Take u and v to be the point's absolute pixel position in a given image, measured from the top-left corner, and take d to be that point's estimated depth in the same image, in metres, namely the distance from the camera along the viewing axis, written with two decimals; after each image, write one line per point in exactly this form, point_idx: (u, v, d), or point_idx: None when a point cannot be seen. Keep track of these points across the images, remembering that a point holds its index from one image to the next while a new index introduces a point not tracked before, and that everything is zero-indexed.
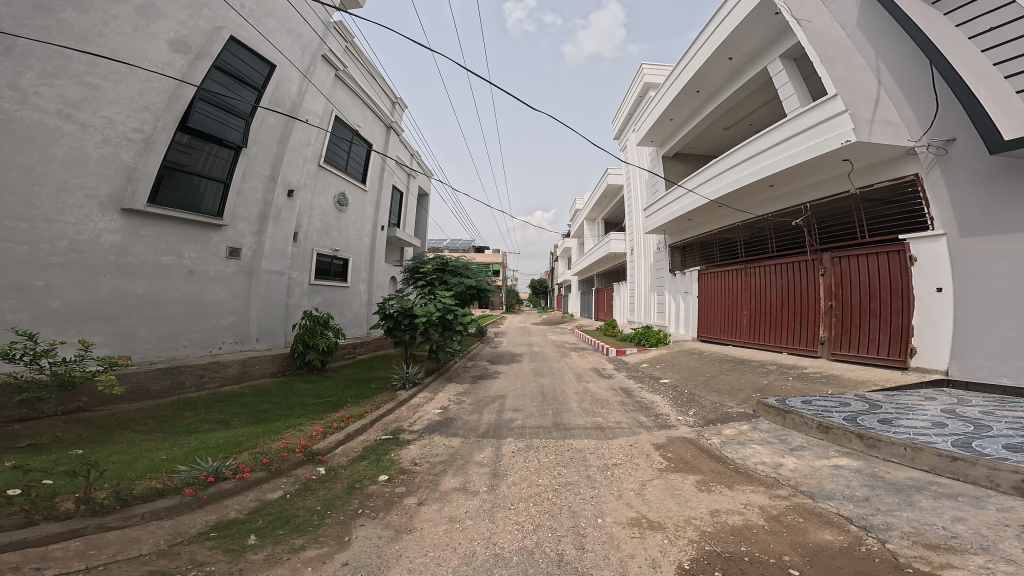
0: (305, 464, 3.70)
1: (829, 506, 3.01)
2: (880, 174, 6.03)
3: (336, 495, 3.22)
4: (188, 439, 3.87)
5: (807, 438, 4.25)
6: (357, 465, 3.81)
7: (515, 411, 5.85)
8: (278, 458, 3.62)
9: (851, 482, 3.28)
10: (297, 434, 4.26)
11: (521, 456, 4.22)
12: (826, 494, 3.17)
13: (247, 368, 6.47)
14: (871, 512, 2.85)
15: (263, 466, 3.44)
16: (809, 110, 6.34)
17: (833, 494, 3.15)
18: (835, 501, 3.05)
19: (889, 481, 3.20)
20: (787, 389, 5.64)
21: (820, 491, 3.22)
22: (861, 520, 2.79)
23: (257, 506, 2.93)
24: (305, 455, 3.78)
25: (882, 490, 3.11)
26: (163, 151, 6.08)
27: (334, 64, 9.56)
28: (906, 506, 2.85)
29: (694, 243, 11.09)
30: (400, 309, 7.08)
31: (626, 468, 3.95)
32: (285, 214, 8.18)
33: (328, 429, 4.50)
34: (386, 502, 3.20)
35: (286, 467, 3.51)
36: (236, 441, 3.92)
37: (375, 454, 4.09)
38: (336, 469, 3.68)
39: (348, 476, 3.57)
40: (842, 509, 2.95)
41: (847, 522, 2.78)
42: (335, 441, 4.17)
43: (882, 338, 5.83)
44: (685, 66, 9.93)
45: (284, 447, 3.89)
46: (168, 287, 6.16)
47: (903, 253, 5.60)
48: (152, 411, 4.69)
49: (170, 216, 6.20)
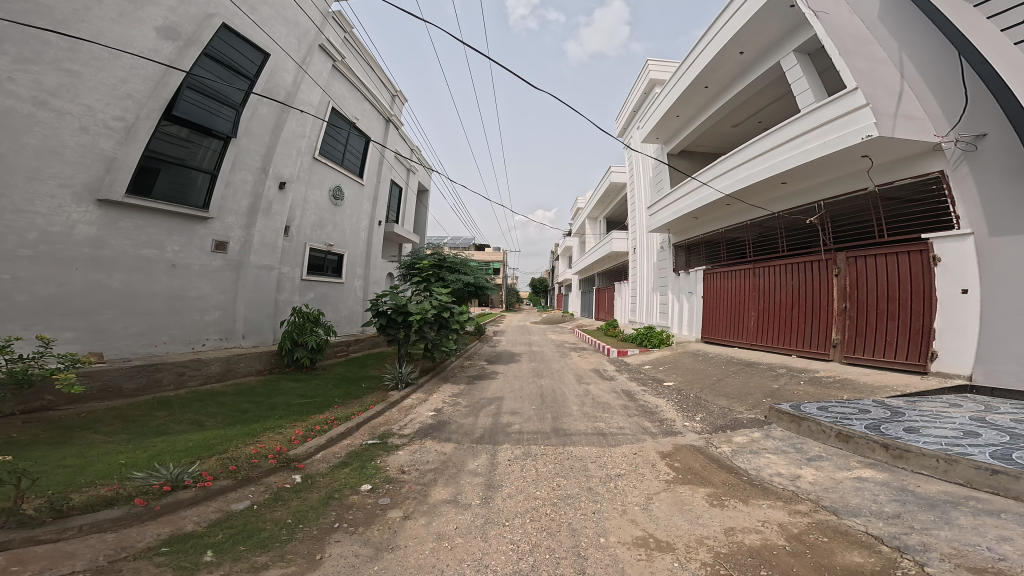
0: (279, 472, 3.40)
1: (855, 523, 2.75)
2: (901, 171, 5.71)
3: (311, 507, 2.94)
4: (156, 442, 3.59)
5: (825, 447, 3.96)
6: (337, 473, 3.51)
7: (513, 414, 5.56)
8: (246, 465, 3.32)
9: (876, 496, 3.01)
10: (275, 438, 3.97)
11: (518, 465, 3.92)
12: (851, 510, 2.90)
13: (231, 366, 6.17)
14: (905, 531, 2.58)
15: (228, 474, 3.15)
16: (825, 104, 6.05)
17: (858, 510, 2.88)
18: (862, 518, 2.78)
19: (921, 496, 2.92)
20: (799, 394, 5.35)
21: (844, 506, 2.95)
22: (894, 539, 2.52)
23: (218, 518, 2.65)
24: (279, 461, 3.48)
25: (913, 505, 2.83)
26: (146, 140, 5.79)
27: (332, 54, 9.25)
28: (943, 524, 2.58)
29: (700, 242, 10.79)
30: (394, 305, 6.79)
31: (630, 479, 3.66)
32: (276, 207, 7.86)
33: (309, 432, 4.22)
34: (368, 514, 2.92)
35: (255, 475, 3.22)
36: (206, 444, 3.64)
37: (359, 461, 3.80)
38: (313, 477, 3.40)
39: (327, 485, 3.28)
40: (871, 527, 2.69)
41: (879, 543, 2.50)
42: (315, 447, 3.88)
43: (901, 341, 5.53)
44: (693, 61, 9.61)
45: (256, 453, 3.58)
46: (148, 281, 5.87)
47: (926, 253, 5.29)
48: (122, 411, 4.40)
49: (152, 208, 5.91)
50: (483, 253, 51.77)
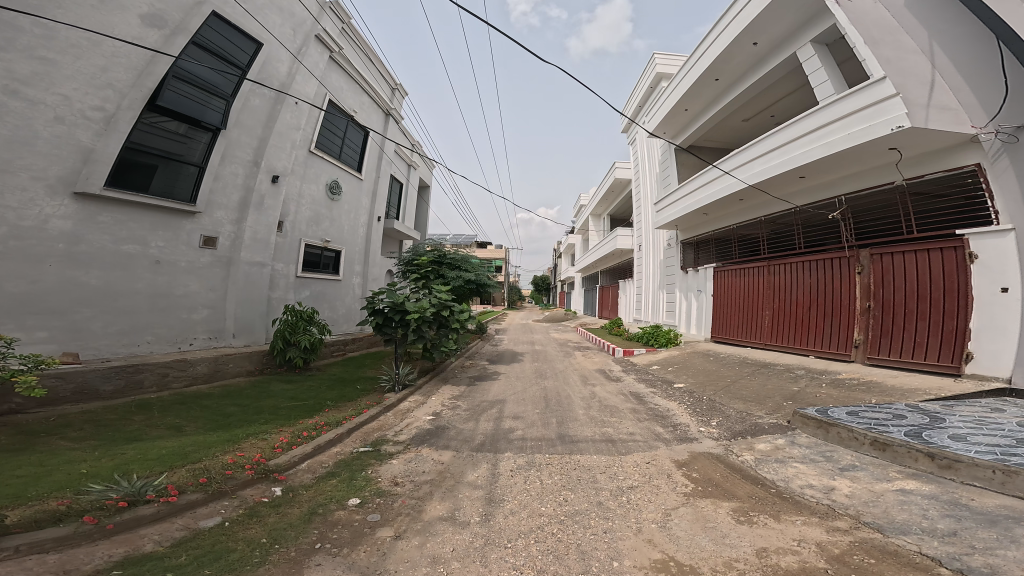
0: (257, 484, 3.11)
1: (905, 542, 2.45)
2: (933, 163, 5.36)
3: (290, 524, 2.64)
4: (126, 449, 3.30)
5: (858, 456, 3.63)
6: (323, 485, 3.22)
7: (514, 418, 5.26)
8: (219, 477, 3.01)
9: (925, 511, 2.71)
10: (257, 445, 3.69)
11: (521, 476, 3.61)
12: (898, 528, 2.61)
13: (219, 367, 5.90)
14: (965, 551, 2.29)
15: (198, 487, 2.85)
16: (849, 94, 5.74)
17: (906, 528, 2.59)
18: (913, 537, 2.48)
19: (978, 511, 2.62)
20: (823, 398, 5.01)
21: (890, 523, 2.66)
22: (954, 562, 2.22)
23: (183, 537, 2.36)
24: (257, 473, 3.18)
25: (970, 522, 2.54)
26: (128, 131, 5.49)
27: (328, 45, 8.93)
28: (1009, 543, 2.28)
29: (709, 240, 10.42)
30: (391, 304, 6.52)
31: (645, 492, 3.34)
32: (268, 201, 7.56)
33: (296, 439, 3.93)
34: (354, 533, 2.62)
35: (230, 488, 2.93)
36: (182, 452, 3.36)
37: (348, 471, 3.50)
38: (295, 490, 3.10)
39: (310, 499, 2.99)
40: (925, 547, 2.38)
41: (935, 566, 2.20)
42: (300, 455, 3.59)
43: (931, 342, 5.18)
44: (703, 52, 9.23)
45: (232, 464, 3.27)
46: (129, 278, 5.60)
47: (960, 250, 4.93)
48: (96, 414, 4.12)
49: (134, 202, 5.63)
50: (485, 250, 51.26)
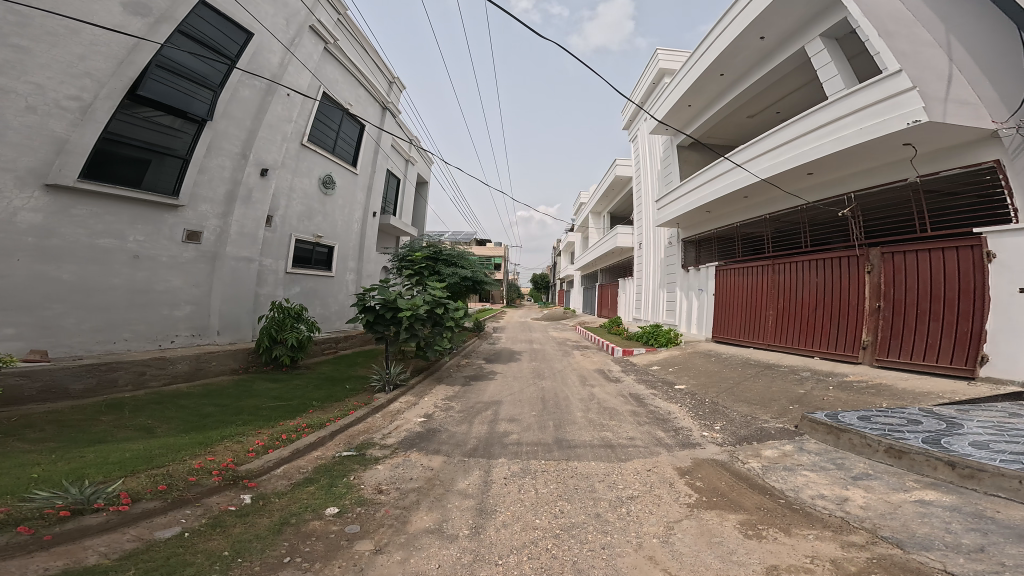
0: (224, 491, 2.90)
1: (928, 559, 2.25)
2: (950, 160, 5.14)
3: (257, 535, 2.43)
4: (86, 452, 3.09)
5: (871, 463, 3.43)
6: (298, 493, 3.01)
7: (510, 421, 5.04)
8: (181, 484, 2.80)
9: (948, 525, 2.50)
10: (231, 449, 3.48)
11: (515, 485, 3.40)
12: (919, 543, 2.40)
13: (201, 365, 5.69)
14: (994, 569, 2.09)
15: (156, 495, 2.64)
16: (862, 88, 5.52)
17: (929, 543, 2.38)
18: (936, 553, 2.28)
19: (1005, 524, 2.42)
20: (831, 401, 4.81)
21: (910, 538, 2.45)
22: None
23: (135, 548, 2.16)
24: (225, 479, 2.98)
25: (998, 536, 2.34)
26: (105, 121, 5.26)
27: (323, 36, 8.64)
28: None
29: (712, 238, 10.21)
30: (383, 300, 6.28)
31: (645, 503, 3.13)
32: (257, 195, 7.29)
33: (274, 442, 3.72)
34: (329, 546, 2.41)
35: (193, 496, 2.73)
36: (147, 455, 3.15)
37: (327, 478, 3.29)
38: (267, 498, 2.89)
39: (282, 508, 2.78)
40: (949, 564, 2.18)
41: None
42: (275, 461, 3.38)
43: (944, 344, 4.99)
44: (708, 46, 8.97)
45: (197, 469, 3.05)
46: (105, 274, 5.37)
47: (978, 249, 4.73)
48: (62, 415, 3.90)
49: (113, 194, 5.40)
50: (484, 247, 50.95)
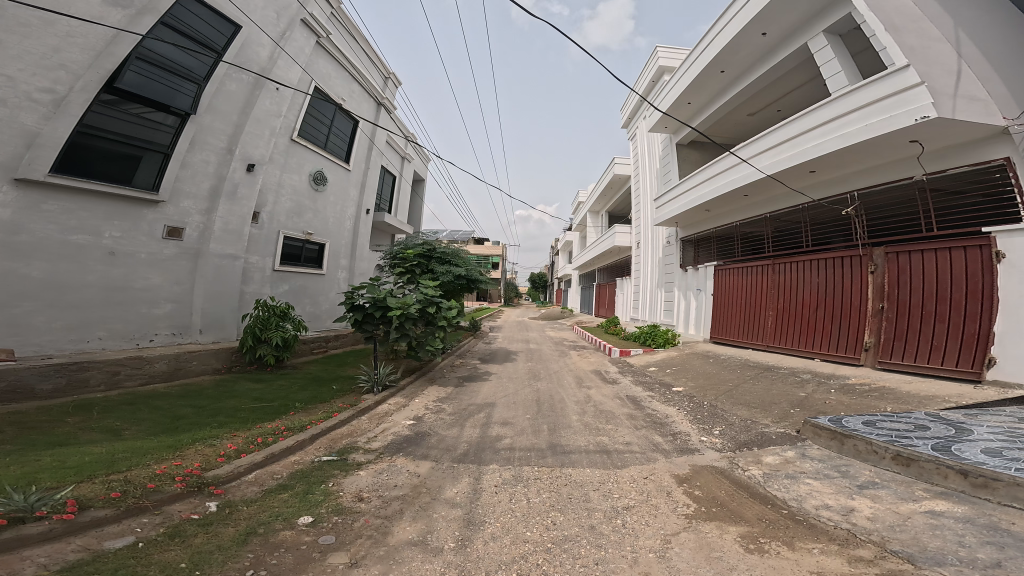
0: (187, 498, 2.73)
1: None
2: (958, 158, 5.02)
3: (219, 546, 2.26)
4: (43, 455, 2.93)
5: (878, 471, 3.29)
6: (269, 500, 2.84)
7: (504, 425, 4.88)
8: (138, 491, 2.63)
9: (961, 538, 2.34)
10: (201, 454, 3.31)
11: (506, 494, 3.23)
12: (932, 558, 2.24)
13: (180, 364, 5.56)
14: None
15: (108, 503, 2.46)
16: (867, 84, 5.39)
17: (942, 558, 2.23)
18: (950, 569, 2.13)
19: (1022, 538, 2.28)
20: (833, 405, 4.66)
21: (922, 553, 2.29)
22: None
23: (77, 560, 2.00)
24: (188, 486, 2.80)
25: (1016, 551, 2.19)
26: (79, 114, 5.10)
27: (316, 30, 8.44)
28: None
29: (711, 237, 10.07)
30: (372, 299, 6.12)
31: (641, 514, 2.98)
32: (243, 191, 7.08)
33: (249, 446, 3.56)
34: (299, 559, 2.24)
35: (151, 503, 2.56)
36: (108, 460, 2.98)
37: (304, 484, 3.12)
38: (234, 506, 2.72)
39: (250, 517, 2.61)
40: None
41: None
42: (246, 466, 3.20)
43: (949, 346, 4.87)
44: (708, 43, 8.83)
45: (159, 475, 2.88)
46: (79, 270, 5.19)
47: (986, 248, 4.61)
48: (25, 417, 3.72)
49: (88, 189, 5.24)
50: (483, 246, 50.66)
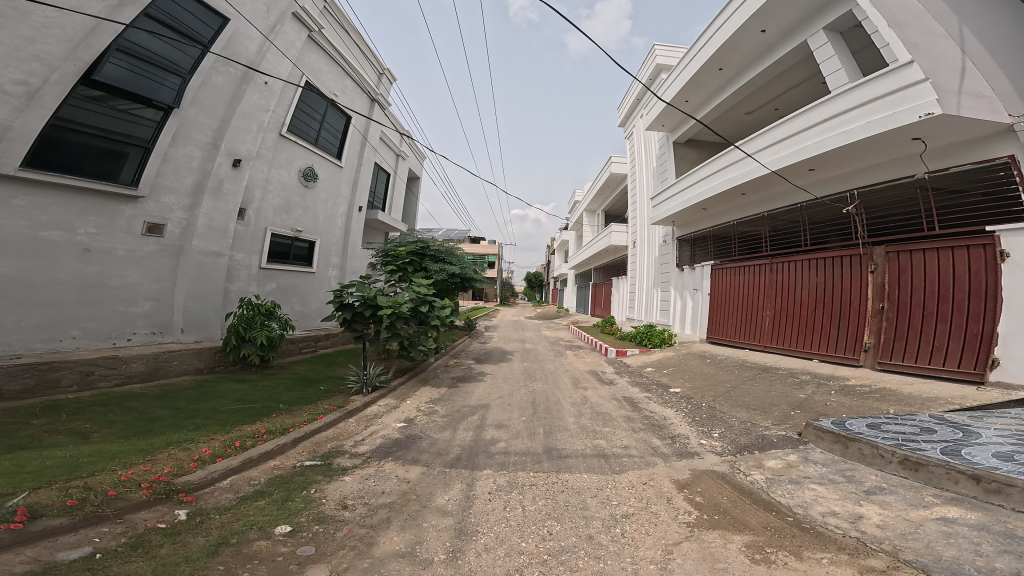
0: (153, 506, 2.56)
1: None
2: (961, 156, 4.95)
3: (187, 558, 2.11)
4: (1, 460, 2.77)
5: (884, 475, 3.19)
6: (243, 508, 2.67)
7: (498, 428, 4.73)
8: (98, 499, 2.46)
9: (977, 546, 2.23)
10: (174, 458, 3.14)
11: (500, 501, 3.08)
12: (947, 568, 2.13)
13: (159, 364, 5.36)
14: None
15: (63, 511, 2.29)
16: (868, 81, 5.33)
17: (957, 569, 2.11)
18: None
19: None
20: (834, 407, 4.58)
21: (936, 562, 2.18)
22: None
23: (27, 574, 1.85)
24: (155, 493, 2.63)
25: None
26: (53, 107, 4.92)
27: (307, 23, 8.21)
28: None
29: (708, 236, 9.97)
30: (362, 298, 5.94)
31: (641, 522, 2.84)
32: (228, 186, 6.83)
33: (228, 449, 3.39)
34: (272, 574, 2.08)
35: (113, 511, 2.39)
36: (72, 465, 2.82)
37: (283, 491, 2.95)
38: (207, 515, 2.55)
39: (222, 526, 2.45)
40: None
41: None
42: (221, 471, 3.03)
43: (952, 346, 4.81)
44: (706, 40, 8.73)
45: (124, 481, 2.70)
46: (51, 267, 4.98)
47: (990, 248, 4.55)
48: None
49: (62, 184, 5.03)
50: (478, 245, 50.45)
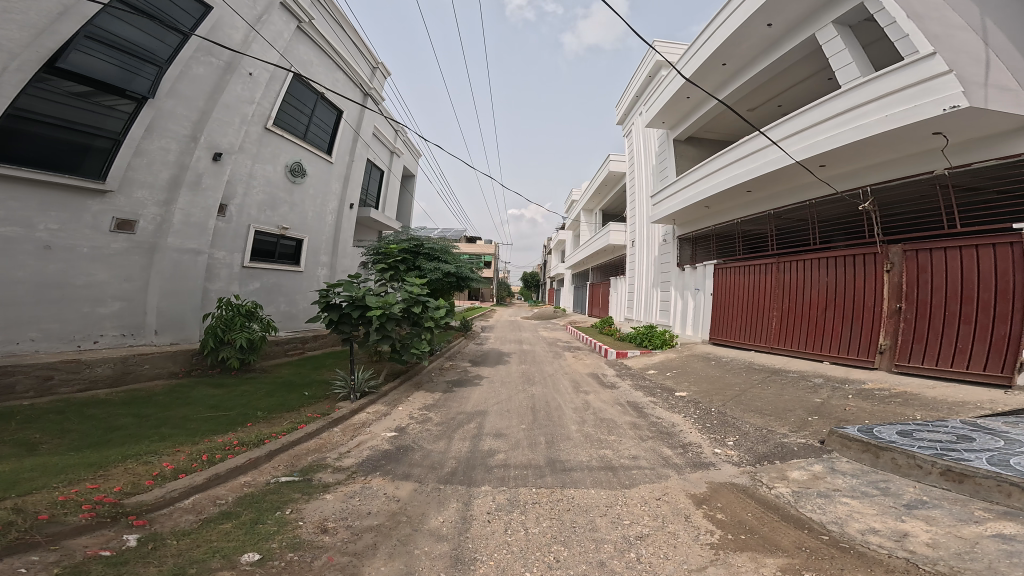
0: (97, 531, 2.22)
1: None
2: (986, 151, 4.70)
3: None
4: None
5: (923, 487, 2.91)
6: (205, 533, 2.32)
7: (496, 437, 4.40)
8: (26, 523, 2.10)
9: None
10: (130, 474, 2.78)
11: (501, 523, 2.76)
12: None
13: (128, 368, 4.98)
14: None
15: None
16: (889, 73, 5.10)
17: None
18: None
19: None
20: (854, 412, 4.32)
21: None
22: None
23: None
24: (99, 516, 2.28)
25: None
26: (10, 94, 4.53)
27: (296, 14, 7.85)
28: None
29: (710, 235, 9.72)
30: (350, 298, 5.59)
31: (659, 544, 2.54)
32: (209, 182, 6.44)
33: (195, 464, 3.03)
34: None
35: (44, 538, 2.05)
36: (8, 481, 2.48)
37: (255, 512, 2.60)
38: (162, 540, 2.21)
39: (178, 554, 2.10)
40: None
41: None
42: (182, 489, 2.67)
43: (976, 349, 4.58)
44: (710, 35, 8.48)
45: (62, 503, 2.34)
46: (8, 264, 4.59)
47: (1018, 245, 4.32)
48: None
49: (20, 177, 4.65)
50: (474, 245, 50.02)
